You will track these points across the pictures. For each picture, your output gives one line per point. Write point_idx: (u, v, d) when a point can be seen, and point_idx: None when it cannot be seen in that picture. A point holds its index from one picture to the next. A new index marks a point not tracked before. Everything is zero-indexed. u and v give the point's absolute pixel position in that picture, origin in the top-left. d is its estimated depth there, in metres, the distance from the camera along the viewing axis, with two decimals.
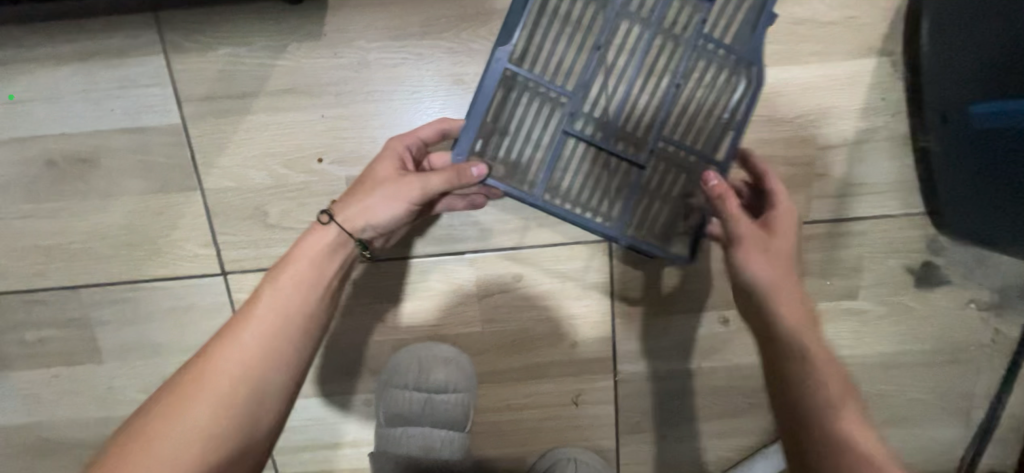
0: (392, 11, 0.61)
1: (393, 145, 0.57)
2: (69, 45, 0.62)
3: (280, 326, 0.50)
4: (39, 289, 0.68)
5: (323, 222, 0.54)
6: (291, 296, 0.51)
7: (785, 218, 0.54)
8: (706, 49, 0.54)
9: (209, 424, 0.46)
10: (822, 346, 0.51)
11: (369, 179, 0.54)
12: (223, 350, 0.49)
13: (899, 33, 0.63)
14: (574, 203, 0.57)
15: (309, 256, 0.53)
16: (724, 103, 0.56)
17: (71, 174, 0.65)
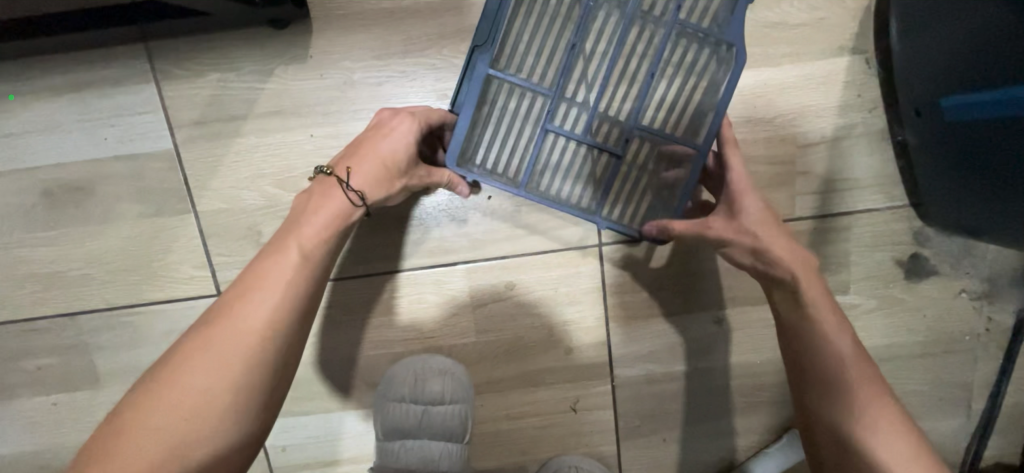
0: (375, 31, 0.63)
1: (413, 127, 0.55)
2: (63, 77, 0.64)
3: (274, 301, 0.47)
4: (37, 317, 0.68)
5: (354, 201, 0.51)
6: (288, 269, 0.48)
7: (751, 207, 0.55)
8: (682, 35, 0.55)
9: (199, 403, 0.43)
10: (823, 296, 0.54)
11: (396, 163, 0.53)
12: (218, 323, 0.46)
13: (868, 33, 0.65)
14: (559, 192, 0.60)
15: (308, 230, 0.50)
16: (702, 85, 0.58)
17: (67, 203, 0.66)
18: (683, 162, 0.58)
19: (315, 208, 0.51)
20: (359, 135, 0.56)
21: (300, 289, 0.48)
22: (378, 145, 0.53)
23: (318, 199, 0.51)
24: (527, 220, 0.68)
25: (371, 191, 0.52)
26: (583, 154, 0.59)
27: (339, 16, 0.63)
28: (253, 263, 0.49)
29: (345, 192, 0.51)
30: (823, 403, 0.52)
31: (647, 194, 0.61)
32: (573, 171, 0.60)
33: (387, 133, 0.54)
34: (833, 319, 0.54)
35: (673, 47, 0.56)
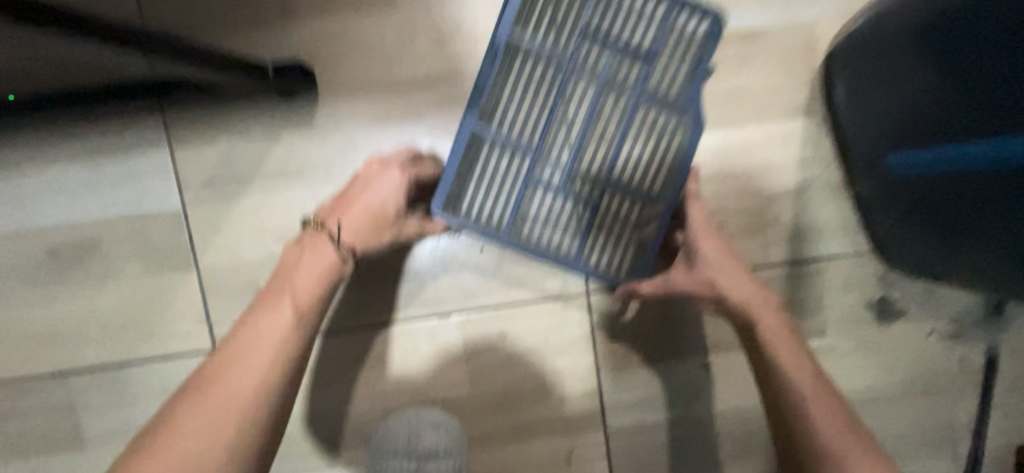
0: (375, 100, 0.69)
1: (405, 184, 0.61)
2: (79, 143, 0.68)
3: (270, 354, 0.52)
4: (26, 377, 0.68)
5: (344, 256, 0.57)
6: (283, 324, 0.53)
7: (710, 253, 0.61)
8: (651, 102, 0.61)
9: (198, 458, 0.46)
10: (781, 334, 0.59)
11: (383, 219, 0.60)
12: (217, 379, 0.50)
13: (819, 98, 0.73)
14: (539, 241, 0.64)
15: (301, 285, 0.55)
16: (671, 145, 0.62)
17: (72, 261, 0.68)
18: (653, 215, 0.64)
19: (307, 263, 0.56)
20: (347, 188, 0.61)
21: (294, 342, 0.53)
22: (366, 202, 0.59)
23: (309, 253, 0.57)
24: (518, 270, 0.71)
25: (360, 245, 0.58)
26: (563, 205, 0.64)
27: (341, 86, 0.69)
28: (246, 321, 0.54)
29: (337, 247, 0.57)
30: (797, 442, 0.55)
31: (623, 243, 0.65)
32: (554, 221, 0.65)
33: (375, 189, 0.60)
34: (794, 358, 0.58)
35: (643, 113, 0.61)
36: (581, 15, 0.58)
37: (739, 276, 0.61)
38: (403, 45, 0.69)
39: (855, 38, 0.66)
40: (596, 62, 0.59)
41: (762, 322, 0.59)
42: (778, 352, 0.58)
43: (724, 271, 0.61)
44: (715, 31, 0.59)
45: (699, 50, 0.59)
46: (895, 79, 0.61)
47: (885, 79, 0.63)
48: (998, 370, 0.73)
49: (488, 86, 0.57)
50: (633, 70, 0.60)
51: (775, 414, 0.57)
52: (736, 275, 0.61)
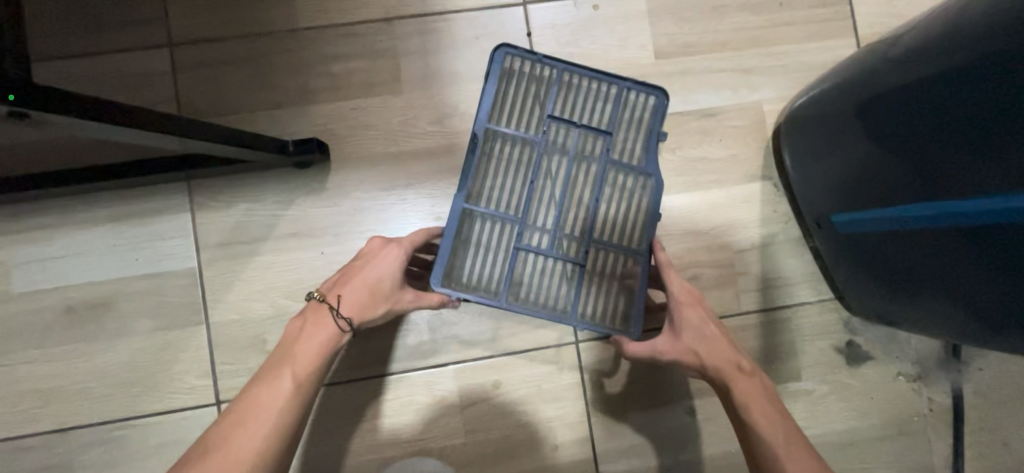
0: (381, 168, 0.77)
1: (399, 257, 0.63)
2: (105, 208, 0.74)
3: (265, 429, 0.52)
4: (28, 435, 0.69)
5: (341, 328, 0.59)
6: (281, 396, 0.54)
7: (686, 316, 0.66)
8: (615, 167, 0.71)
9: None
10: (756, 393, 0.62)
11: (379, 291, 0.61)
12: (212, 455, 0.50)
13: (772, 164, 0.83)
14: (534, 301, 0.69)
15: (302, 356, 0.56)
16: (640, 202, 0.71)
17: (86, 318, 0.72)
18: (633, 265, 0.71)
19: (307, 333, 0.58)
20: (351, 261, 0.64)
21: (291, 415, 0.54)
22: (365, 276, 0.61)
23: (310, 325, 0.59)
24: (510, 322, 0.76)
25: (356, 317, 0.59)
26: (551, 265, 0.70)
27: (351, 157, 0.77)
28: (249, 392, 0.54)
29: (335, 319, 0.59)
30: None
31: (610, 295, 0.71)
32: (545, 281, 0.70)
33: (375, 263, 0.62)
34: (771, 416, 0.61)
35: (611, 176, 0.71)
36: (548, 104, 0.70)
37: (715, 335, 0.65)
38: (407, 121, 0.78)
39: (790, 122, 0.78)
40: (564, 140, 0.70)
41: (736, 380, 0.63)
42: (753, 411, 0.61)
43: (705, 334, 0.65)
44: (657, 108, 0.72)
45: (649, 122, 0.71)
46: (824, 153, 0.71)
47: (817, 153, 0.73)
48: (965, 411, 0.78)
49: (473, 171, 0.68)
50: (598, 143, 0.70)
51: (754, 469, 0.60)
52: (713, 334, 0.65)
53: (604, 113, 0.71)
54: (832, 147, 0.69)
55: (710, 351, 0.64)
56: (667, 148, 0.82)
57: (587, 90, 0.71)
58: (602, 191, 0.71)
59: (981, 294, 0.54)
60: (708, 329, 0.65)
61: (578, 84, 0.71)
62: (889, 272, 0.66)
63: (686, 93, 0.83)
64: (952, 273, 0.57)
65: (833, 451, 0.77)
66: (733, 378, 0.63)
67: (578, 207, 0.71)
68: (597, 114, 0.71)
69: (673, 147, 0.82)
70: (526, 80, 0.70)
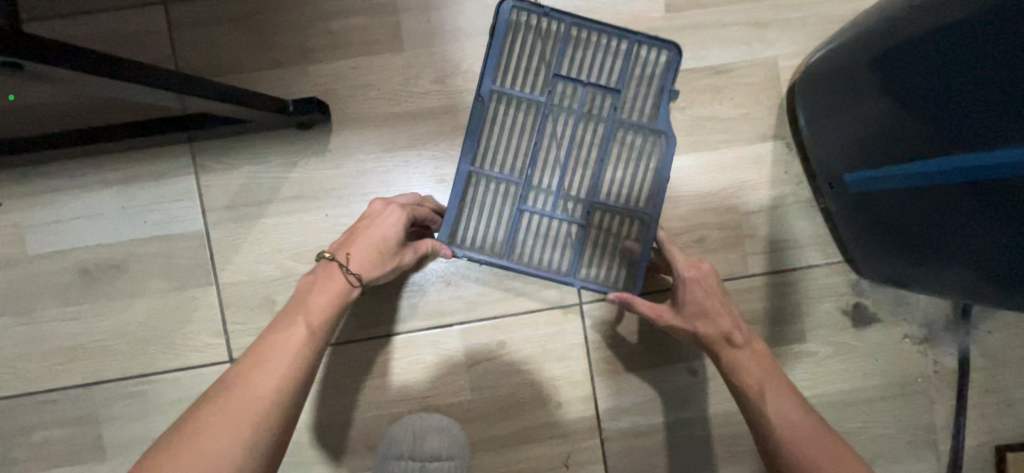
0: (384, 130, 0.76)
1: (398, 214, 0.63)
2: (111, 171, 0.74)
3: (284, 371, 0.52)
4: (53, 389, 0.72)
5: (352, 283, 0.58)
6: (296, 342, 0.54)
7: (691, 286, 0.66)
8: (622, 126, 0.69)
9: (210, 465, 0.46)
10: (765, 370, 0.63)
11: (386, 249, 0.60)
12: (232, 392, 0.51)
13: (785, 123, 0.80)
14: (537, 262, 0.70)
15: (315, 307, 0.56)
16: (648, 162, 0.70)
17: (100, 279, 0.73)
18: (638, 226, 0.70)
19: (319, 288, 0.58)
20: (354, 223, 0.63)
21: (306, 359, 0.54)
22: (371, 235, 0.60)
23: (321, 281, 0.58)
24: (514, 283, 0.76)
25: (366, 275, 0.59)
26: (554, 227, 0.70)
27: (353, 118, 0.76)
28: (267, 335, 0.55)
29: (345, 275, 0.58)
30: (772, 457, 0.60)
31: (613, 257, 0.71)
32: (548, 243, 0.70)
33: (379, 222, 0.61)
34: (781, 392, 0.62)
35: (619, 136, 0.69)
36: (553, 62, 0.68)
37: (715, 308, 0.65)
38: (409, 81, 0.76)
39: (806, 78, 0.75)
40: (571, 99, 0.68)
41: (730, 354, 0.64)
42: (750, 378, 0.63)
43: (706, 308, 0.65)
44: (669, 63, 0.68)
45: (661, 77, 0.68)
46: (839, 109, 0.68)
47: (832, 109, 0.70)
48: (970, 373, 0.78)
49: (478, 131, 0.67)
50: (605, 101, 0.68)
51: (760, 441, 0.61)
52: (713, 306, 0.65)
53: (613, 70, 0.68)
54: (850, 103, 0.66)
55: (706, 324, 0.65)
56: (676, 107, 0.79)
57: (595, 45, 0.68)
58: (608, 152, 0.69)
59: (990, 255, 0.53)
60: (709, 303, 0.65)
61: (584, 39, 0.68)
62: (895, 235, 0.66)
63: (697, 49, 0.79)
64: (960, 234, 0.55)
65: (835, 411, 0.78)
66: (728, 351, 0.64)
67: (583, 169, 0.70)
68: (604, 72, 0.69)
69: (682, 106, 0.79)
70: (531, 36, 0.67)
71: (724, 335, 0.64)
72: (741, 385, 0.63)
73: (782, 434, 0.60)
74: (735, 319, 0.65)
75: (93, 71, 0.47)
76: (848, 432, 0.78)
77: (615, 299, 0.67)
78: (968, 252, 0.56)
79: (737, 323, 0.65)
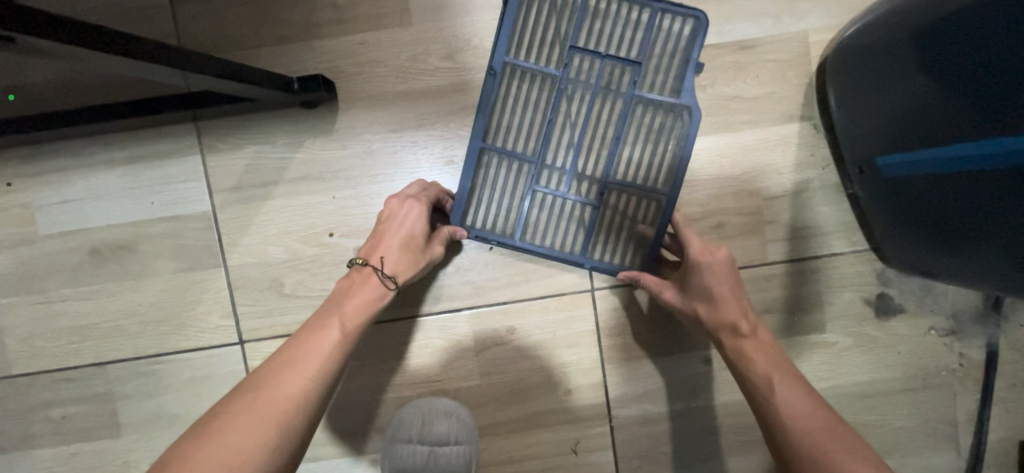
0: (391, 109, 0.74)
1: (414, 208, 0.64)
2: (118, 151, 0.73)
3: (315, 370, 0.52)
4: (69, 367, 0.73)
5: (389, 286, 0.60)
6: (330, 341, 0.54)
7: (701, 272, 0.63)
8: (642, 102, 0.65)
9: (237, 459, 0.46)
10: (775, 361, 0.60)
11: (415, 247, 0.62)
12: (263, 388, 0.50)
13: (813, 103, 0.76)
14: (549, 243, 0.69)
15: (350, 308, 0.57)
16: (669, 140, 0.67)
17: (111, 260, 0.73)
18: (655, 208, 0.68)
19: (355, 290, 0.59)
20: (375, 225, 0.64)
21: (337, 360, 0.54)
22: (397, 236, 0.62)
23: (356, 285, 0.59)
24: (525, 268, 0.75)
25: (402, 275, 0.61)
26: (567, 208, 0.69)
27: (360, 97, 0.74)
28: (301, 334, 0.55)
29: (381, 278, 0.59)
30: (779, 451, 0.55)
31: (630, 239, 0.69)
32: (561, 224, 0.69)
33: (401, 223, 0.63)
34: (793, 383, 0.57)
35: (638, 113, 0.66)
36: (569, 33, 0.64)
37: (723, 295, 0.63)
38: (417, 57, 0.73)
39: (839, 55, 0.70)
40: (588, 71, 0.65)
41: (736, 343, 0.62)
42: (756, 366, 0.59)
43: (712, 294, 0.63)
44: (694, 31, 0.64)
45: (686, 49, 0.64)
46: (874, 86, 0.64)
47: (867, 88, 0.66)
48: (998, 366, 0.75)
49: (490, 106, 0.64)
50: (625, 75, 0.65)
51: (768, 435, 0.56)
52: (721, 294, 0.63)
53: (632, 42, 0.65)
54: (884, 80, 0.62)
55: (712, 311, 0.63)
56: (698, 86, 0.75)
57: (615, 15, 0.64)
58: (626, 129, 0.67)
59: None
60: (718, 291, 0.63)
61: (603, 9, 0.64)
62: (924, 223, 0.63)
63: (721, 23, 0.75)
64: (993, 226, 0.52)
65: (852, 402, 0.76)
66: (734, 340, 0.62)
67: (600, 147, 0.67)
68: (624, 43, 0.65)
69: (704, 85, 0.75)
70: (546, 6, 0.64)
71: (730, 324, 0.62)
72: (748, 375, 0.60)
73: (789, 424, 0.55)
74: (743, 308, 0.63)
75: (82, 41, 0.44)
76: (865, 424, 0.76)
77: (625, 275, 0.67)
78: (1003, 243, 0.52)
79: (746, 312, 0.63)
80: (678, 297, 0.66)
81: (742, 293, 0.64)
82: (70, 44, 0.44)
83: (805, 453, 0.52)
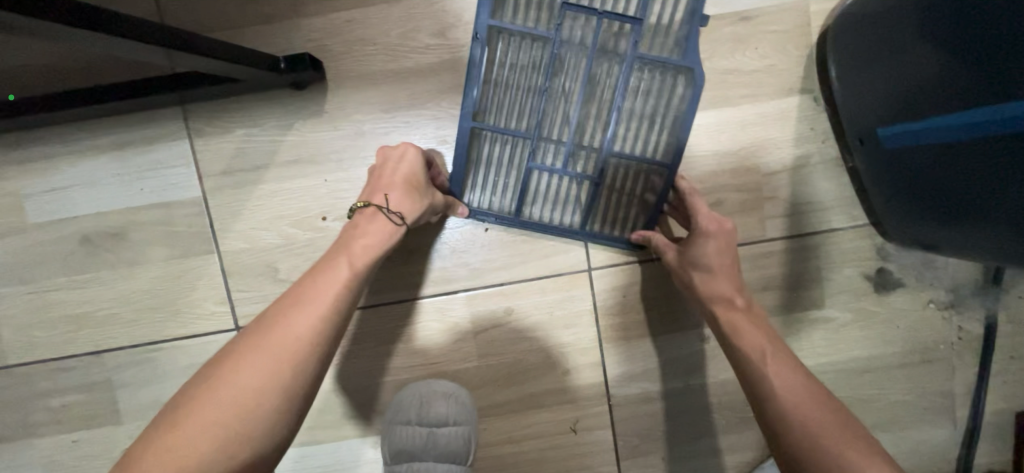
0: (382, 89, 0.72)
1: (411, 153, 0.62)
2: (106, 137, 0.72)
3: (322, 310, 0.50)
4: (66, 356, 0.73)
5: (397, 221, 0.57)
6: (337, 281, 0.52)
7: (706, 242, 0.64)
8: (641, 66, 0.63)
9: (253, 398, 0.45)
10: (771, 338, 0.59)
11: (418, 185, 0.60)
12: (270, 331, 0.48)
13: (814, 75, 0.74)
14: (548, 218, 0.71)
15: (358, 249, 0.54)
16: (670, 105, 0.65)
17: (102, 248, 0.73)
18: (654, 180, 0.67)
19: (361, 231, 0.56)
20: (371, 170, 0.62)
21: (346, 301, 0.52)
22: (397, 177, 0.60)
23: (362, 226, 0.56)
24: (521, 249, 0.74)
25: (408, 212, 0.57)
26: (565, 182, 0.69)
27: (349, 76, 0.72)
28: (308, 274, 0.53)
29: (387, 216, 0.57)
30: (767, 422, 0.54)
31: (631, 209, 0.70)
32: (559, 199, 0.71)
33: (399, 165, 0.61)
34: (784, 360, 0.56)
35: (636, 78, 0.65)
36: None
37: (722, 266, 0.63)
38: (407, 35, 0.71)
39: (843, 20, 0.68)
40: (582, 34, 0.63)
41: (731, 317, 0.61)
42: (749, 337, 0.58)
43: (711, 266, 0.63)
44: None
45: (689, 5, 0.61)
46: (878, 51, 0.62)
47: (871, 53, 0.63)
48: (996, 338, 0.75)
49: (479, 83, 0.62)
50: (624, 35, 0.63)
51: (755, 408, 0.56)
52: (720, 266, 0.63)
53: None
54: (889, 42, 0.60)
55: (708, 283, 0.63)
56: None
57: None
58: (624, 97, 0.65)
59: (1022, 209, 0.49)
60: (717, 263, 0.63)
61: None
62: (922, 193, 0.62)
63: None
64: (982, 185, 0.53)
65: (852, 377, 0.76)
66: (727, 312, 0.61)
67: (598, 117, 0.67)
68: (621, 4, 0.62)
69: (702, 59, 0.74)
70: None
71: (724, 298, 0.62)
72: (741, 346, 0.58)
73: (779, 399, 0.53)
74: (737, 284, 0.63)
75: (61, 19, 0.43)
76: (863, 398, 0.76)
77: (639, 235, 0.69)
78: (993, 206, 0.52)
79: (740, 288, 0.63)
80: (681, 264, 0.65)
81: (739, 269, 0.64)
82: (51, 23, 0.42)
83: (792, 430, 0.52)
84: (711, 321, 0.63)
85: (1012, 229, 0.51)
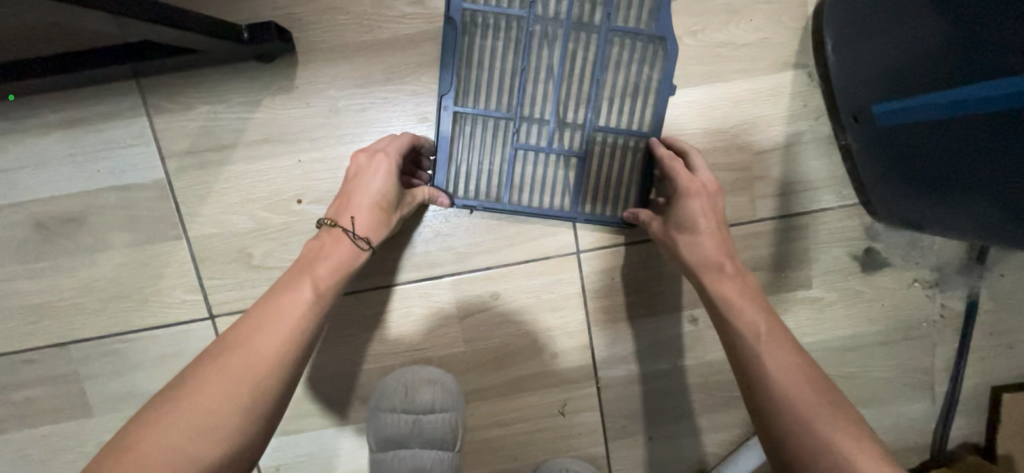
0: (356, 62, 0.67)
1: (385, 166, 0.58)
2: (56, 114, 0.66)
3: (286, 334, 0.48)
4: (27, 348, 0.69)
5: (362, 247, 0.56)
6: (301, 303, 0.50)
7: (696, 200, 0.60)
8: (616, 37, 0.64)
9: (212, 422, 0.43)
10: (758, 305, 0.56)
11: (388, 206, 0.58)
12: (231, 354, 0.47)
13: (809, 49, 0.72)
14: (537, 200, 0.68)
15: (321, 270, 0.53)
16: (650, 74, 0.65)
17: (59, 233, 0.68)
18: (638, 154, 0.67)
19: (326, 251, 0.55)
20: (344, 180, 0.59)
21: (313, 322, 0.50)
22: (366, 195, 0.57)
23: (328, 246, 0.55)
24: (507, 232, 0.71)
25: (374, 238, 0.56)
26: (551, 161, 0.67)
27: (320, 48, 0.67)
28: (272, 295, 0.51)
29: (353, 240, 0.55)
30: (757, 398, 0.51)
31: (621, 188, 0.68)
32: (547, 180, 0.68)
33: (370, 180, 0.57)
34: (775, 332, 0.54)
35: (615, 50, 0.65)
36: None
37: (708, 227, 0.60)
38: (382, 3, 0.67)
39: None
40: (557, 9, 0.64)
41: (719, 282, 0.58)
42: (744, 314, 0.55)
43: (697, 225, 0.60)
44: None
45: None
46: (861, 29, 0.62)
47: (854, 31, 0.63)
48: (977, 316, 0.75)
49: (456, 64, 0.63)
50: (598, 9, 0.64)
51: (744, 385, 0.53)
52: (707, 228, 0.60)
53: None
54: (873, 19, 0.60)
55: (695, 248, 0.60)
56: (687, 31, 0.71)
57: None
58: (603, 69, 0.65)
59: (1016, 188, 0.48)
60: (703, 224, 0.60)
61: None
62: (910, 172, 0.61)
63: None
64: (977, 168, 0.51)
65: (836, 356, 0.77)
66: (716, 278, 0.58)
67: (581, 92, 0.66)
68: None
69: (694, 31, 0.71)
70: None
71: (711, 262, 0.59)
72: (736, 321, 0.55)
73: (770, 374, 0.51)
74: (726, 246, 0.60)
75: None
76: (846, 376, 0.77)
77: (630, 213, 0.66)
78: (988, 191, 0.51)
79: (730, 254, 0.60)
80: (666, 230, 0.62)
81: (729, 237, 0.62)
82: None
83: (783, 408, 0.49)
84: (700, 289, 0.60)
85: (1004, 211, 0.50)
